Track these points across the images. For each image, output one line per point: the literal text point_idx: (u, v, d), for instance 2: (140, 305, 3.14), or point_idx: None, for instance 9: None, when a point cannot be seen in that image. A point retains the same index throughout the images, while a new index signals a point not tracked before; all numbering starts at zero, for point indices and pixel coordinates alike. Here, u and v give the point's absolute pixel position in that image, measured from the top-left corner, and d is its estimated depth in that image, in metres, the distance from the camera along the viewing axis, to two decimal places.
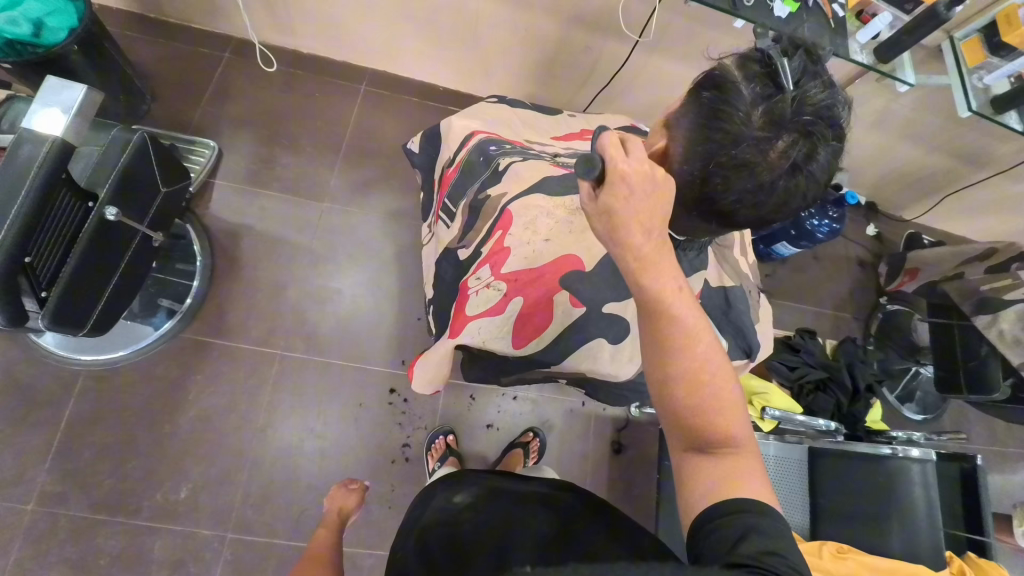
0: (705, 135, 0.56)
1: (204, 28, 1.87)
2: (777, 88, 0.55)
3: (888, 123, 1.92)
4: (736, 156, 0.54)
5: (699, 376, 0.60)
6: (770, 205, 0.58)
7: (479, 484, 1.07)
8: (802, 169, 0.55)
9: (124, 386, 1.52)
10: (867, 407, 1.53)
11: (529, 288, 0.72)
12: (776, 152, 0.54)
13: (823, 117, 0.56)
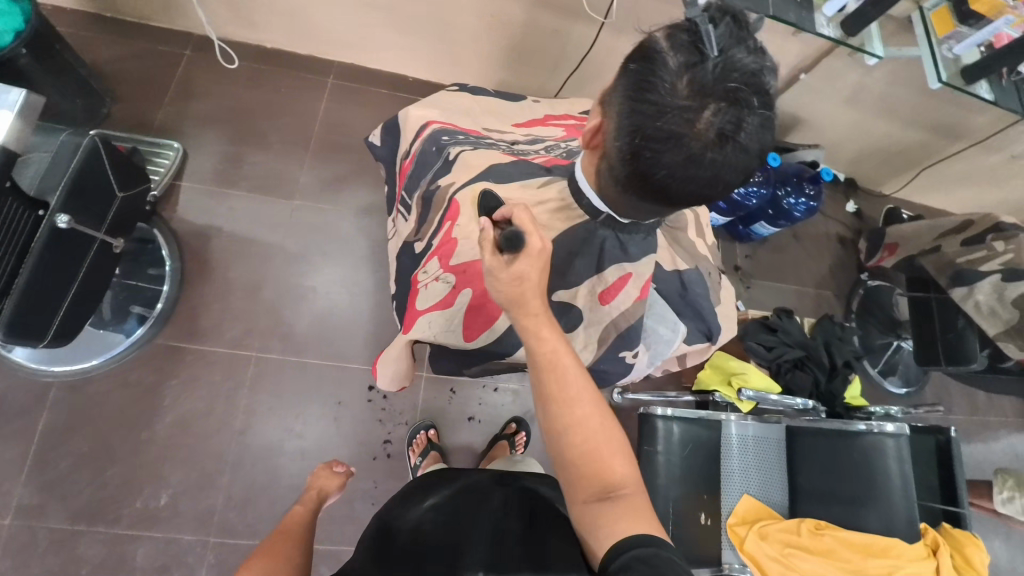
0: (633, 108, 0.54)
1: (162, 24, 1.81)
2: (704, 55, 0.53)
3: (863, 99, 1.90)
4: (663, 128, 0.53)
5: (589, 431, 0.68)
6: (705, 180, 0.56)
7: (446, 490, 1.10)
8: (732, 139, 0.53)
9: (97, 395, 1.50)
10: (844, 384, 1.55)
11: (476, 279, 0.71)
12: (702, 122, 0.52)
13: (753, 83, 0.53)
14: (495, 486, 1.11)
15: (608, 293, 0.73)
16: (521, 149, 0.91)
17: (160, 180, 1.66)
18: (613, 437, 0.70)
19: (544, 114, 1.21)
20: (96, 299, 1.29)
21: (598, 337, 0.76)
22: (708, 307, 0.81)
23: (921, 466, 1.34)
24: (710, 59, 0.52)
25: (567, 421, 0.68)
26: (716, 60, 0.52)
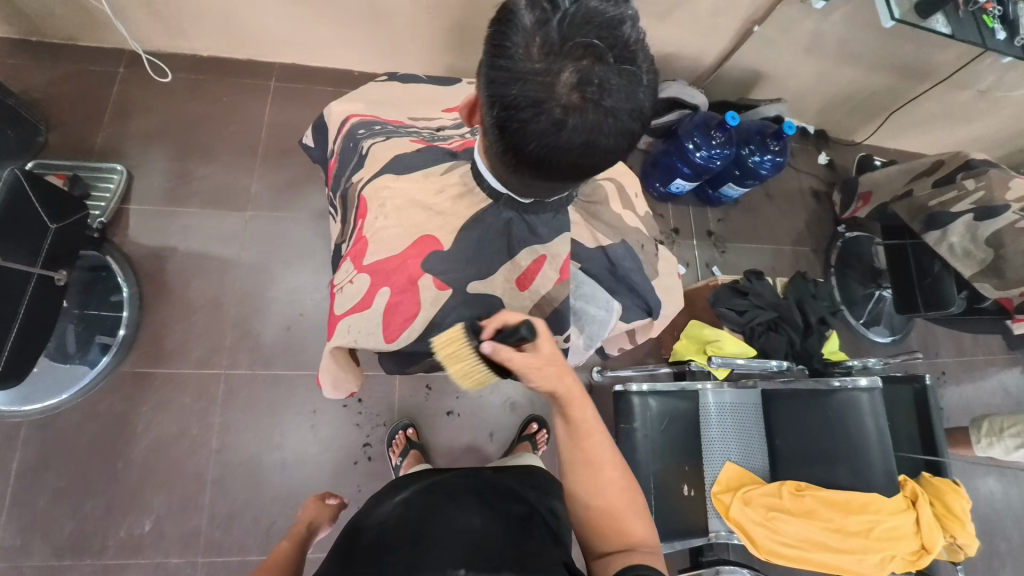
0: (492, 75, 0.51)
1: (90, 43, 1.74)
2: (556, 9, 0.49)
3: (822, 46, 1.84)
4: (521, 94, 0.49)
5: (607, 491, 0.75)
6: (581, 149, 0.52)
7: (415, 489, 1.06)
8: (598, 99, 0.49)
9: (66, 429, 1.47)
10: (819, 342, 1.53)
11: (387, 278, 0.68)
12: (560, 83, 0.48)
13: (611, 33, 0.49)
14: (468, 485, 1.08)
15: (526, 277, 0.71)
16: (438, 134, 0.87)
17: (107, 205, 1.61)
18: (628, 502, 0.76)
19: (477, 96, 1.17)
20: (47, 332, 1.27)
21: (526, 324, 0.74)
22: (643, 281, 0.80)
23: (899, 417, 1.33)
24: (562, 12, 0.48)
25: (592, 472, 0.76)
26: (566, 12, 0.49)
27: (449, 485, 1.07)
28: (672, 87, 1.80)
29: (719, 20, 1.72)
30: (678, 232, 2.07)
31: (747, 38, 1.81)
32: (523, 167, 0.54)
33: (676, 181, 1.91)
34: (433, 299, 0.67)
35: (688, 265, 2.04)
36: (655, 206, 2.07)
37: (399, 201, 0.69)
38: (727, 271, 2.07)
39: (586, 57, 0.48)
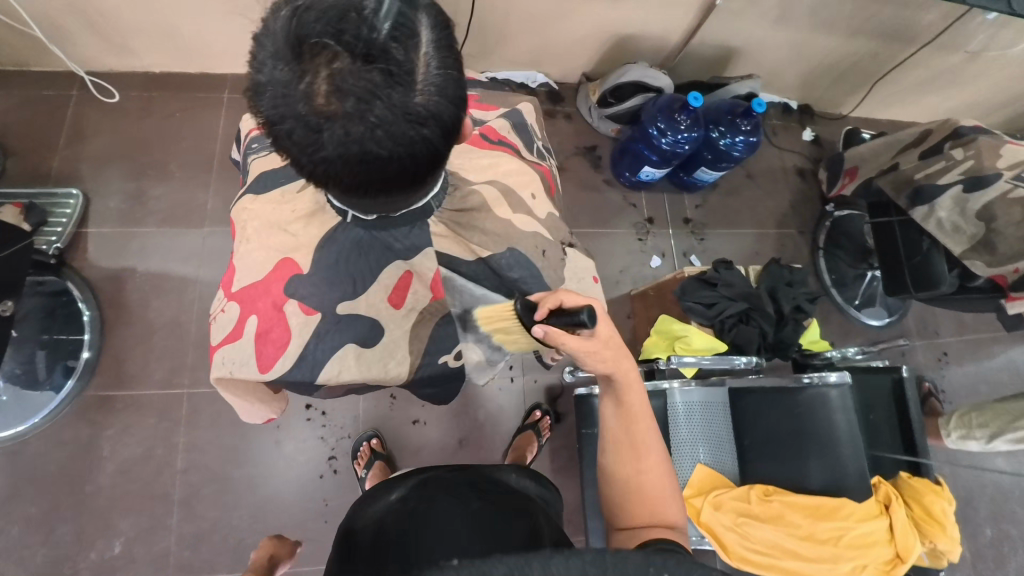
0: (259, 96, 0.49)
1: (40, 68, 1.73)
2: (296, 12, 0.46)
3: (794, 16, 1.73)
4: (280, 112, 0.47)
5: (647, 467, 0.74)
6: (363, 156, 0.48)
7: (410, 484, 0.99)
8: (353, 100, 0.45)
9: (33, 456, 1.47)
10: (794, 331, 1.44)
11: (255, 305, 0.70)
12: (308, 92, 0.46)
13: (353, 19, 0.45)
14: (469, 476, 1.00)
15: (397, 297, 0.76)
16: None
17: (64, 231, 1.60)
18: (667, 487, 0.73)
19: None
20: None
21: (405, 342, 0.79)
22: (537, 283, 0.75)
23: (880, 410, 1.26)
24: (299, 13, 0.46)
25: (631, 456, 0.75)
26: (304, 11, 0.46)
27: (444, 478, 0.99)
28: (633, 70, 1.70)
29: None
30: (653, 222, 1.97)
31: (712, 13, 1.70)
32: (321, 182, 0.52)
33: (645, 170, 1.82)
34: (303, 324, 0.70)
35: (663, 255, 1.95)
36: (627, 196, 1.97)
37: (267, 228, 0.71)
38: (706, 259, 1.98)
39: (329, 60, 0.45)
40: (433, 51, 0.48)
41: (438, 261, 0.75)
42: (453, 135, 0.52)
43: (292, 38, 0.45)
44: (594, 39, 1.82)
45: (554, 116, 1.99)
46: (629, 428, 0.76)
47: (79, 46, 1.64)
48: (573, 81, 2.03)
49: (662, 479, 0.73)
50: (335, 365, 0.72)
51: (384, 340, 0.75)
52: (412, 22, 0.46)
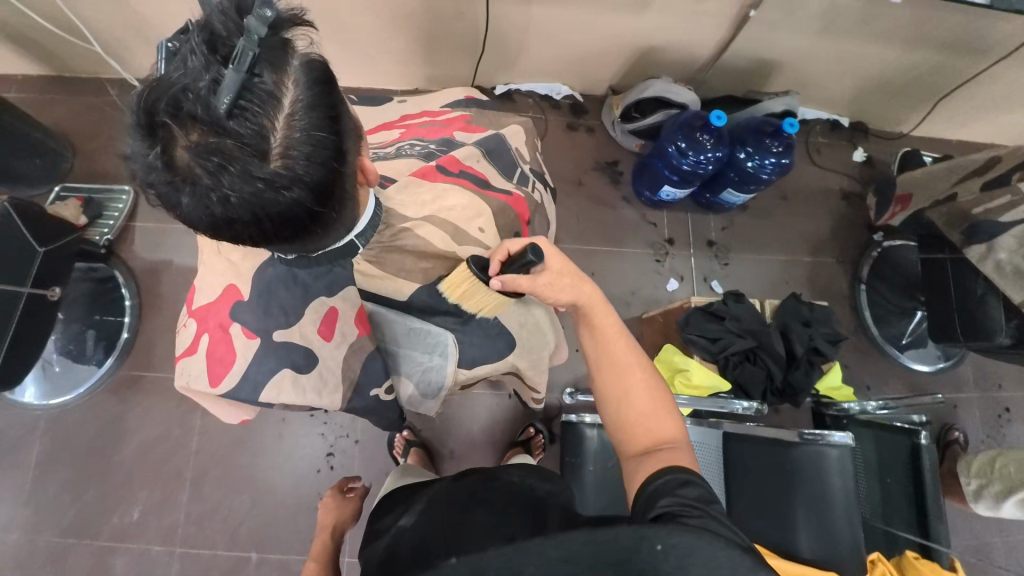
0: (144, 165, 0.58)
1: (110, 77, 1.94)
2: (155, 91, 0.54)
3: (841, 26, 1.58)
4: (162, 178, 0.56)
5: (633, 391, 0.78)
6: (239, 206, 0.56)
7: (431, 499, 0.79)
8: (215, 160, 0.53)
9: (74, 424, 1.65)
10: (807, 376, 1.32)
11: (206, 322, 0.79)
12: (178, 161, 0.54)
13: (202, 89, 0.52)
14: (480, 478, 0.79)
15: (326, 329, 0.80)
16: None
17: (114, 224, 1.77)
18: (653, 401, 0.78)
19: (393, 116, 1.14)
20: (41, 341, 1.42)
21: (344, 367, 0.81)
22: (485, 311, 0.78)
23: (892, 470, 1.18)
24: (158, 92, 0.54)
25: (615, 382, 0.80)
26: (162, 90, 0.53)
27: (456, 484, 0.79)
28: (654, 84, 1.63)
29: (706, 5, 1.52)
30: (672, 242, 1.87)
31: (746, 23, 1.59)
32: (216, 232, 0.61)
33: (665, 190, 1.73)
34: (242, 344, 0.77)
35: (681, 279, 1.84)
36: (647, 214, 1.88)
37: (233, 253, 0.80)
38: (729, 284, 1.86)
39: (188, 128, 0.53)
40: (293, 117, 0.56)
41: (364, 296, 0.87)
42: (322, 175, 0.59)
43: (155, 115, 0.53)
44: (619, 51, 1.75)
45: (575, 129, 1.95)
46: (608, 361, 0.81)
47: (139, 57, 1.81)
48: (598, 93, 1.97)
49: (648, 398, 0.78)
50: (271, 387, 0.76)
51: (322, 365, 0.79)
52: (257, 83, 0.54)
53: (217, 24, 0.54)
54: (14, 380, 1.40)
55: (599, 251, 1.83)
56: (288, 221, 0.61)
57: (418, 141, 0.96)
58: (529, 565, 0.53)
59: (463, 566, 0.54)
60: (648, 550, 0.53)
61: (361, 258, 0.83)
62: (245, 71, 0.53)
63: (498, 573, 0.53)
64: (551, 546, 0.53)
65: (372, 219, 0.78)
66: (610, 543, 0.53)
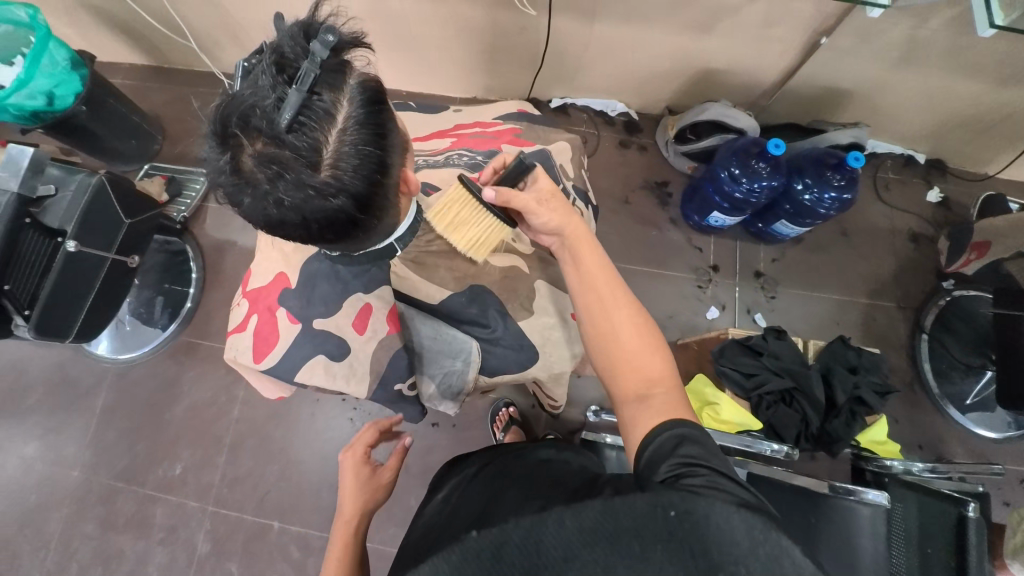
0: (215, 169, 0.65)
1: (203, 71, 2.14)
2: (228, 105, 0.61)
3: (922, 57, 1.50)
4: (229, 181, 0.63)
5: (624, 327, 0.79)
6: (293, 208, 0.62)
7: (463, 477, 0.81)
8: (274, 167, 0.59)
9: (136, 380, 1.82)
10: (847, 425, 1.23)
11: (257, 305, 0.86)
12: (243, 166, 0.60)
13: (265, 105, 0.58)
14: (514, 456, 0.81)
15: (360, 323, 0.84)
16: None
17: (189, 204, 1.92)
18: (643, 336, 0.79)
19: (447, 125, 1.19)
20: (116, 301, 1.58)
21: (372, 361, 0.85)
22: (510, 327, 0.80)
23: (932, 539, 1.08)
24: (229, 108, 0.60)
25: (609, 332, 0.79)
26: (232, 106, 0.60)
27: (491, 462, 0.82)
28: (712, 108, 1.60)
29: (774, 30, 1.48)
30: (717, 269, 1.81)
31: (817, 50, 1.53)
32: (273, 230, 0.67)
33: (713, 215, 1.68)
34: (286, 328, 0.83)
35: (723, 308, 1.78)
36: (693, 238, 1.84)
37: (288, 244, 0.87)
38: (773, 319, 1.78)
39: (251, 138, 0.60)
40: (346, 133, 0.61)
41: (398, 297, 0.93)
42: (369, 183, 0.63)
43: (226, 127, 0.60)
44: (678, 72, 1.74)
45: (627, 147, 1.93)
46: (599, 295, 0.81)
47: (229, 53, 1.99)
48: (654, 112, 1.95)
49: (639, 341, 0.78)
50: (305, 370, 0.82)
51: (353, 358, 0.84)
52: (316, 99, 0.59)
53: (284, 49, 0.60)
54: (92, 333, 1.57)
55: (639, 270, 1.81)
56: (336, 224, 0.66)
57: (467, 153, 1.01)
58: (549, 534, 0.52)
59: (484, 537, 0.53)
60: (667, 518, 0.52)
61: (399, 260, 0.91)
62: (306, 91, 0.58)
63: (518, 547, 0.52)
64: (568, 515, 0.53)
65: (412, 224, 0.82)
66: (629, 514, 0.52)
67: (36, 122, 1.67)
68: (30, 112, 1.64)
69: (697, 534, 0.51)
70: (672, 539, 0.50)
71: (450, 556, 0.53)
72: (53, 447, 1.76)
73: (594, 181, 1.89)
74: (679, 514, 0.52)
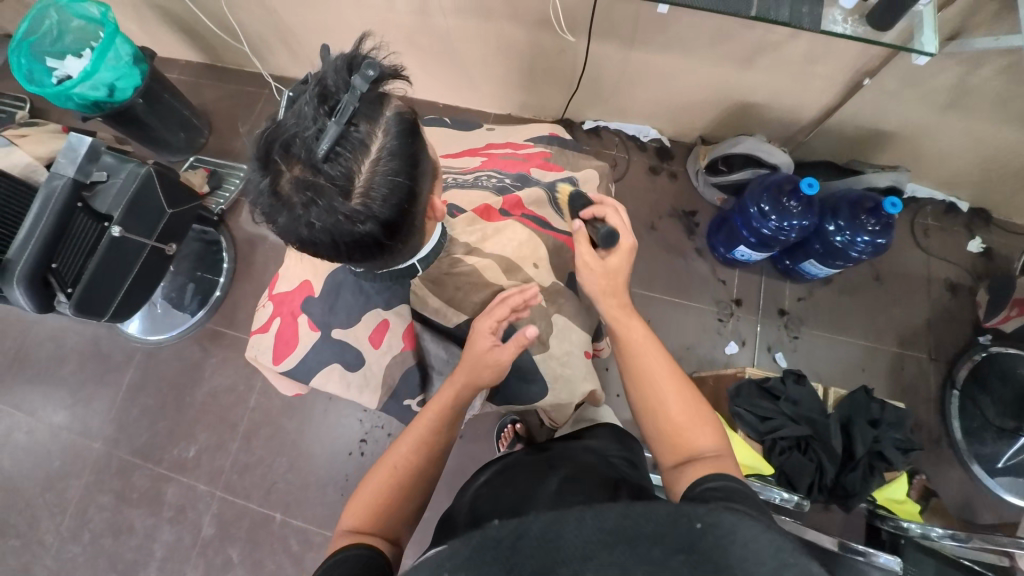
0: (254, 188, 0.68)
1: (253, 72, 2.24)
2: (274, 132, 0.64)
3: (972, 102, 1.46)
4: (268, 199, 0.66)
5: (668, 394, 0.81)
6: (326, 230, 0.64)
7: (505, 461, 0.98)
8: (312, 190, 0.61)
9: (162, 362, 1.89)
10: (864, 480, 1.19)
11: (282, 309, 0.91)
12: (282, 188, 0.64)
13: (308, 134, 0.62)
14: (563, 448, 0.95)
15: (377, 337, 0.88)
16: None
17: (228, 196, 2.01)
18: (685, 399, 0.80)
19: (480, 144, 1.22)
20: (151, 286, 1.66)
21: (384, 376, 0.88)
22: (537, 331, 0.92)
23: None
24: (275, 134, 0.64)
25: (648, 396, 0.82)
26: (279, 133, 0.64)
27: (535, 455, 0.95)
28: (745, 141, 1.59)
29: (816, 67, 1.46)
30: (740, 303, 1.78)
31: (860, 90, 1.50)
32: (307, 249, 0.70)
33: (740, 249, 1.65)
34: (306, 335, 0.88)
35: (743, 343, 1.74)
36: (717, 270, 1.81)
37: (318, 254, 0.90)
38: (795, 359, 1.73)
39: (292, 163, 0.63)
40: (379, 163, 0.63)
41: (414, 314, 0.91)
42: (402, 208, 0.66)
43: (270, 151, 0.64)
44: (715, 103, 1.73)
45: (657, 173, 1.92)
46: (641, 370, 0.83)
47: (280, 58, 2.08)
48: (686, 140, 1.94)
49: (682, 398, 0.80)
50: (321, 377, 0.87)
51: (364, 371, 0.88)
52: (355, 131, 0.62)
53: (330, 81, 0.63)
54: (127, 314, 1.64)
55: (659, 298, 1.79)
56: (368, 246, 0.68)
57: (495, 175, 1.03)
58: (569, 532, 0.49)
59: (503, 526, 0.50)
60: (690, 528, 0.49)
61: (421, 278, 0.90)
62: (345, 122, 0.61)
63: (536, 542, 0.49)
64: (590, 513, 0.50)
65: (434, 247, 0.85)
66: (650, 522, 0.50)
67: (96, 112, 1.78)
68: (92, 102, 1.75)
69: (719, 548, 0.48)
70: (693, 552, 0.48)
71: (467, 541, 0.50)
72: (79, 418, 1.84)
73: (621, 204, 1.89)
74: (702, 525, 0.49)
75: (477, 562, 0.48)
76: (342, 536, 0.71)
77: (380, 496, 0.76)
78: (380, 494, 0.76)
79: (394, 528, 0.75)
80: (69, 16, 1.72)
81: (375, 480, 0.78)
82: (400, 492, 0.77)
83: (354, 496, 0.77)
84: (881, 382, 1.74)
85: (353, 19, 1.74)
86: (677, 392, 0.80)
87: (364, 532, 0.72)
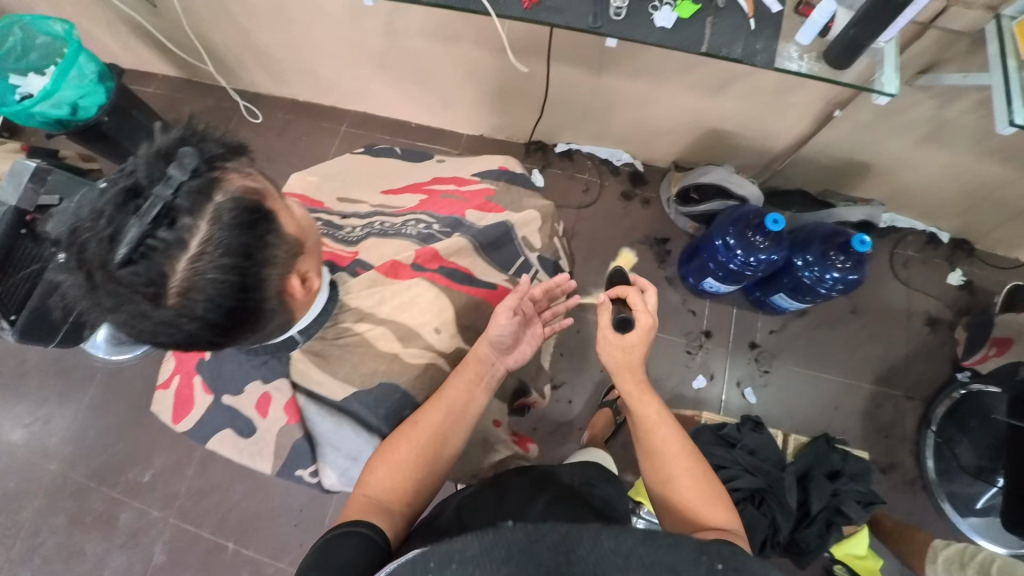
0: (75, 287, 0.67)
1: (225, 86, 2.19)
2: (83, 232, 0.63)
3: (950, 137, 1.40)
4: (89, 300, 0.65)
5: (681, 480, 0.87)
6: (151, 327, 0.63)
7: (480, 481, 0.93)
8: (122, 293, 0.60)
9: (123, 382, 1.86)
10: (820, 536, 1.15)
11: (180, 366, 0.86)
12: (96, 290, 0.62)
13: (111, 235, 0.60)
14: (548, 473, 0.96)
15: (263, 406, 0.80)
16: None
17: None
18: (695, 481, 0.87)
19: (425, 178, 1.17)
20: None
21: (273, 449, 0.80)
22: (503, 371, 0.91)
23: None
24: (82, 235, 0.63)
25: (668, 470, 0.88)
26: (87, 234, 0.62)
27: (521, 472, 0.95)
28: (714, 171, 1.54)
29: (789, 98, 1.41)
30: (709, 336, 1.72)
31: (834, 121, 1.45)
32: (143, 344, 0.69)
33: (708, 283, 1.63)
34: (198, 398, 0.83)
35: (712, 378, 1.69)
36: (688, 300, 1.75)
37: None
38: (765, 394, 1.68)
39: (96, 264, 0.61)
40: (198, 258, 0.61)
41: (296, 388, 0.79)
42: (229, 301, 0.63)
43: (79, 253, 0.63)
44: (689, 129, 1.67)
45: (630, 199, 1.85)
46: (659, 447, 0.91)
47: (251, 74, 2.04)
48: (661, 165, 1.88)
49: (695, 476, 0.87)
50: (215, 440, 0.83)
51: (253, 439, 0.81)
52: (164, 229, 0.60)
53: (139, 181, 0.63)
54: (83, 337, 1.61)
55: None
56: (199, 340, 0.67)
57: (428, 217, 0.98)
58: (588, 546, 0.52)
59: (516, 532, 0.52)
60: (705, 566, 0.52)
61: (299, 353, 0.78)
62: (150, 225, 0.60)
63: (552, 550, 0.51)
64: (609, 534, 0.52)
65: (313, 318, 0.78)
66: (664, 550, 0.52)
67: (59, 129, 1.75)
68: (55, 120, 1.72)
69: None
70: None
71: (485, 538, 0.52)
72: (38, 438, 1.82)
73: (592, 230, 1.82)
74: (713, 562, 0.52)
75: (498, 562, 0.51)
76: (365, 504, 0.71)
77: (410, 462, 0.77)
78: (405, 461, 0.77)
79: (411, 499, 0.76)
80: (35, 32, 1.71)
81: (399, 451, 0.78)
82: (424, 464, 0.78)
83: (378, 463, 0.77)
84: (857, 420, 1.67)
85: (320, 38, 1.70)
86: (683, 474, 0.88)
87: (390, 503, 0.73)
